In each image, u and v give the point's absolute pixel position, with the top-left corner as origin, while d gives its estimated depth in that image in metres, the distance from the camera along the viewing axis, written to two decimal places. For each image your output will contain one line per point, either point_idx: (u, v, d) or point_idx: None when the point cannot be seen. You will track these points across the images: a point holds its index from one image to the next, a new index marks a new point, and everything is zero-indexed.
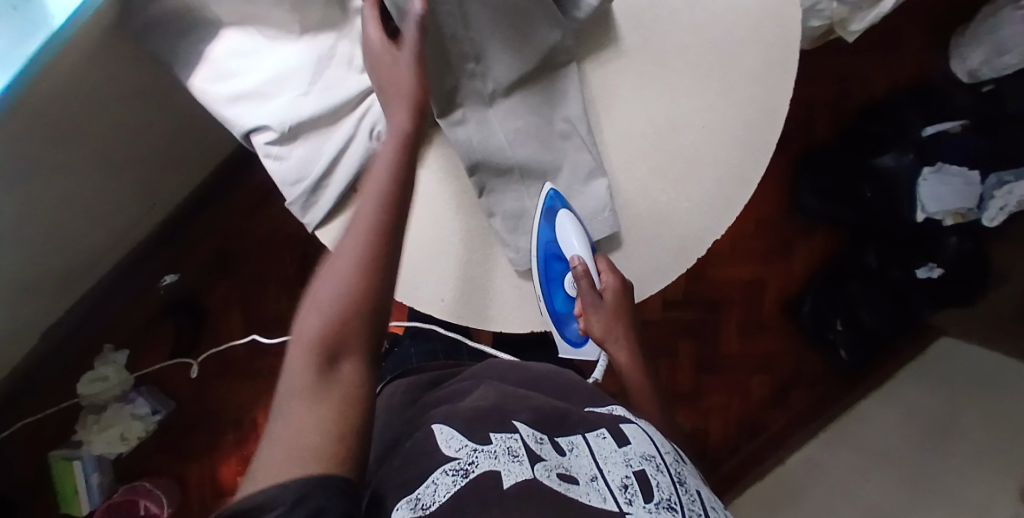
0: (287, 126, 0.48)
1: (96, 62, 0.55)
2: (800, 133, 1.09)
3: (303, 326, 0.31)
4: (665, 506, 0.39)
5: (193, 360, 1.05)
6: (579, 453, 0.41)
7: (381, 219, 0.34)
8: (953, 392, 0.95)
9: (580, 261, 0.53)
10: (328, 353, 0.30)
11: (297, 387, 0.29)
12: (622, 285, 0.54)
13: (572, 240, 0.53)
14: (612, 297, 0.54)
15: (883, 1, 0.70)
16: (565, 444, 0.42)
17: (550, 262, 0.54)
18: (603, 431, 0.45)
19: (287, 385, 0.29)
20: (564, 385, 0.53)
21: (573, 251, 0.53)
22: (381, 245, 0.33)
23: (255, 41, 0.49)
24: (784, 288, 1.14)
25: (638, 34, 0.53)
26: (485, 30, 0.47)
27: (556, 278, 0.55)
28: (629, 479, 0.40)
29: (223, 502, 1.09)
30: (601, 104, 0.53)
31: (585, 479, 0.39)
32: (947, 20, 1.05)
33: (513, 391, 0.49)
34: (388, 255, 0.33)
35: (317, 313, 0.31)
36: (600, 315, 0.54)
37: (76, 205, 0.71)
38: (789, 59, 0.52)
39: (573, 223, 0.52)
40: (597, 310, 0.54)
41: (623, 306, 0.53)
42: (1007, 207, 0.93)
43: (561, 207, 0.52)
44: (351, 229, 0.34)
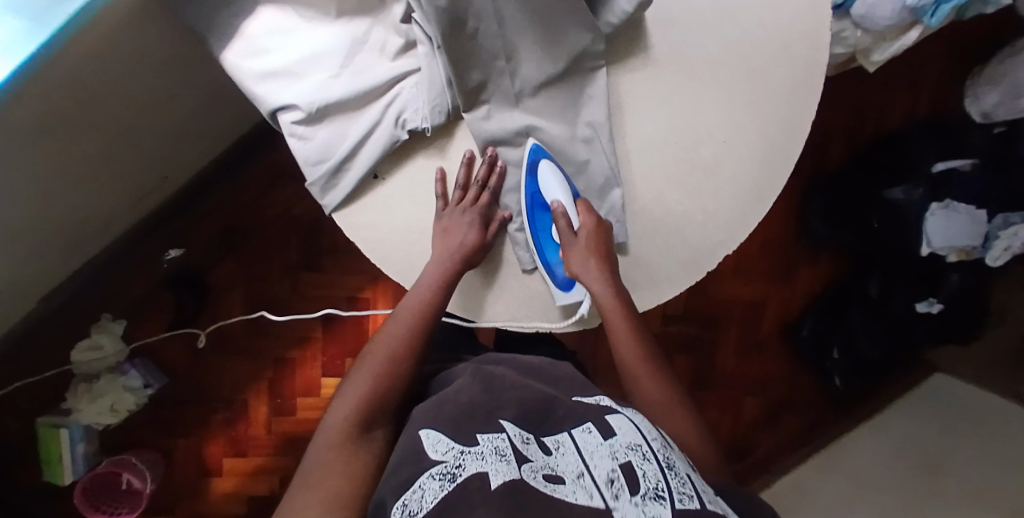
0: (314, 107, 0.48)
1: (127, 27, 0.55)
2: (812, 159, 1.10)
3: (345, 402, 0.44)
4: (652, 496, 0.36)
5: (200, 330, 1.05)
6: (565, 451, 0.41)
7: (409, 335, 0.49)
8: (943, 428, 0.95)
9: (560, 203, 0.51)
10: (361, 424, 0.43)
11: (335, 443, 0.41)
12: (598, 223, 0.51)
13: (552, 188, 0.51)
14: (587, 233, 0.51)
15: (907, 33, 0.71)
16: (551, 444, 0.42)
17: (536, 212, 0.53)
18: (590, 425, 0.43)
19: (328, 440, 0.42)
20: (555, 373, 0.53)
21: (554, 195, 0.51)
22: (406, 356, 0.48)
23: (291, 20, 0.49)
24: (784, 312, 1.14)
25: (669, 44, 0.53)
26: (519, 29, 0.48)
27: (543, 229, 0.54)
28: (615, 473, 0.38)
29: (208, 480, 1.09)
30: (626, 110, 0.53)
31: (571, 477, 0.37)
32: (966, 59, 1.06)
33: (501, 380, 0.48)
34: (411, 363, 0.48)
35: (356, 394, 0.45)
36: (576, 252, 0.51)
37: (90, 172, 0.71)
38: (814, 81, 0.53)
39: (556, 173, 0.51)
40: (573, 248, 0.51)
41: (600, 242, 0.51)
42: (1011, 248, 0.94)
43: (544, 158, 0.51)
44: (389, 338, 0.49)
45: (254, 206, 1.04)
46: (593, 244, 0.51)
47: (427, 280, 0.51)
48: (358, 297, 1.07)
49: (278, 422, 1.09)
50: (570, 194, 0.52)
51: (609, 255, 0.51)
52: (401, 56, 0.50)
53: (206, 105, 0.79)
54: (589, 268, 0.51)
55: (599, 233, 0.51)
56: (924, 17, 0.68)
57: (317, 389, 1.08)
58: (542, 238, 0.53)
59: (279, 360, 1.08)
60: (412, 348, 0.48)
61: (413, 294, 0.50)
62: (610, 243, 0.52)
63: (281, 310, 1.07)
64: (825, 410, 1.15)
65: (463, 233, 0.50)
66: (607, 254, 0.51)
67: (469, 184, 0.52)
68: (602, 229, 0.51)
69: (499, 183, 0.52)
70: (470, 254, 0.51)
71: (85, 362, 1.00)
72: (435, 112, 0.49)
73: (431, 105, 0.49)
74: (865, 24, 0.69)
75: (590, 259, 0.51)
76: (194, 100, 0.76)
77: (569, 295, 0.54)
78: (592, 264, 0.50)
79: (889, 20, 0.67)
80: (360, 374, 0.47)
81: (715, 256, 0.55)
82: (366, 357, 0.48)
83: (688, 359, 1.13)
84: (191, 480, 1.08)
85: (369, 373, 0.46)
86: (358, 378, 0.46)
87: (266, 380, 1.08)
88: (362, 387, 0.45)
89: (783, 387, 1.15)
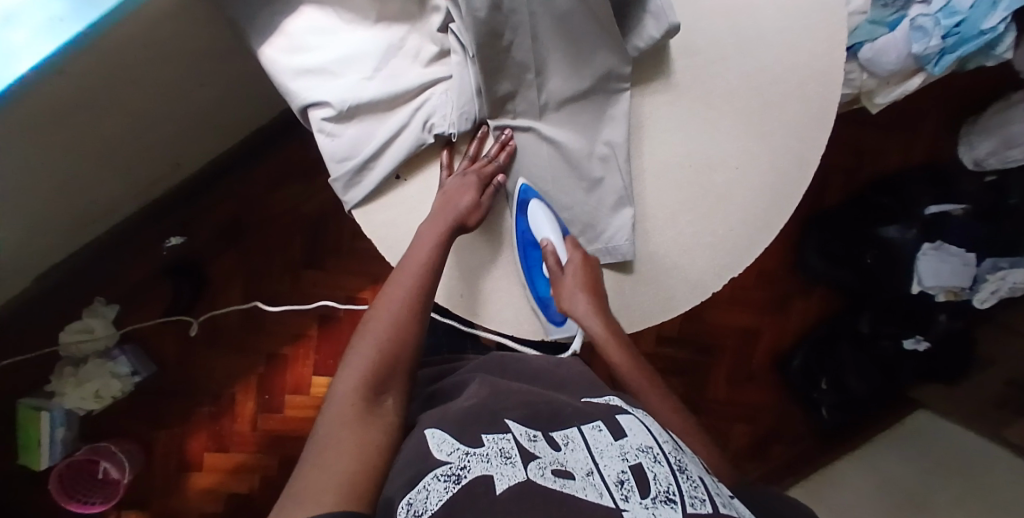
0: (346, 106, 0.49)
1: (166, 16, 0.57)
2: (811, 194, 1.13)
3: (352, 373, 0.44)
4: (663, 500, 0.37)
5: (196, 319, 1.04)
6: (574, 448, 0.41)
7: (411, 303, 0.48)
8: (924, 466, 0.96)
9: (550, 241, 0.54)
10: (371, 395, 0.43)
11: (347, 417, 0.41)
12: (585, 257, 0.54)
13: (542, 228, 0.54)
14: (575, 267, 0.54)
15: (911, 79, 0.73)
16: (559, 440, 0.42)
17: (527, 250, 0.56)
18: (599, 423, 0.44)
19: (338, 414, 0.41)
20: (561, 377, 0.53)
21: (544, 233, 0.54)
22: (408, 325, 0.47)
23: (332, 21, 0.51)
24: (776, 341, 1.16)
25: (690, 72, 0.55)
26: (550, 46, 0.50)
27: (534, 264, 0.57)
28: (625, 474, 0.38)
29: (188, 474, 1.07)
30: (645, 131, 0.55)
31: (580, 474, 0.38)
32: (963, 108, 1.10)
33: (507, 384, 0.49)
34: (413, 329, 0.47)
35: (361, 365, 0.44)
36: (565, 289, 0.53)
37: (103, 155, 0.71)
38: (827, 117, 0.55)
39: (545, 212, 0.54)
40: (562, 284, 0.54)
41: (588, 274, 0.54)
42: (998, 291, 0.96)
43: (533, 197, 0.54)
44: (387, 307, 0.48)
45: (261, 200, 1.05)
46: (580, 281, 0.53)
47: (424, 242, 0.50)
48: (357, 297, 1.07)
49: (265, 419, 1.08)
50: (559, 231, 0.54)
51: (597, 288, 0.54)
52: (434, 63, 0.51)
53: (225, 98, 0.79)
54: (578, 302, 0.53)
55: (586, 266, 0.54)
56: (928, 65, 0.71)
57: (308, 388, 1.08)
58: (535, 274, 0.57)
59: (272, 356, 1.07)
60: (417, 314, 0.48)
61: (413, 260, 0.50)
62: (597, 278, 0.54)
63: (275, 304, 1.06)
64: (810, 441, 1.16)
65: (460, 197, 0.51)
66: (595, 286, 0.54)
67: (478, 157, 0.53)
68: (590, 262, 0.54)
69: (506, 160, 0.53)
70: (464, 216, 0.51)
71: (73, 345, 0.98)
72: (462, 120, 0.51)
73: (459, 113, 0.50)
74: (871, 67, 0.71)
75: (579, 292, 0.53)
76: (214, 92, 0.77)
77: (561, 329, 0.57)
78: (581, 298, 0.53)
79: (895, 65, 0.70)
80: (363, 343, 0.46)
81: (722, 278, 0.56)
82: (372, 321, 0.47)
83: (680, 382, 1.14)
84: (170, 474, 1.07)
85: (376, 339, 0.46)
86: (365, 344, 0.46)
87: (257, 376, 1.08)
88: (366, 359, 0.44)
89: (770, 416, 1.17)
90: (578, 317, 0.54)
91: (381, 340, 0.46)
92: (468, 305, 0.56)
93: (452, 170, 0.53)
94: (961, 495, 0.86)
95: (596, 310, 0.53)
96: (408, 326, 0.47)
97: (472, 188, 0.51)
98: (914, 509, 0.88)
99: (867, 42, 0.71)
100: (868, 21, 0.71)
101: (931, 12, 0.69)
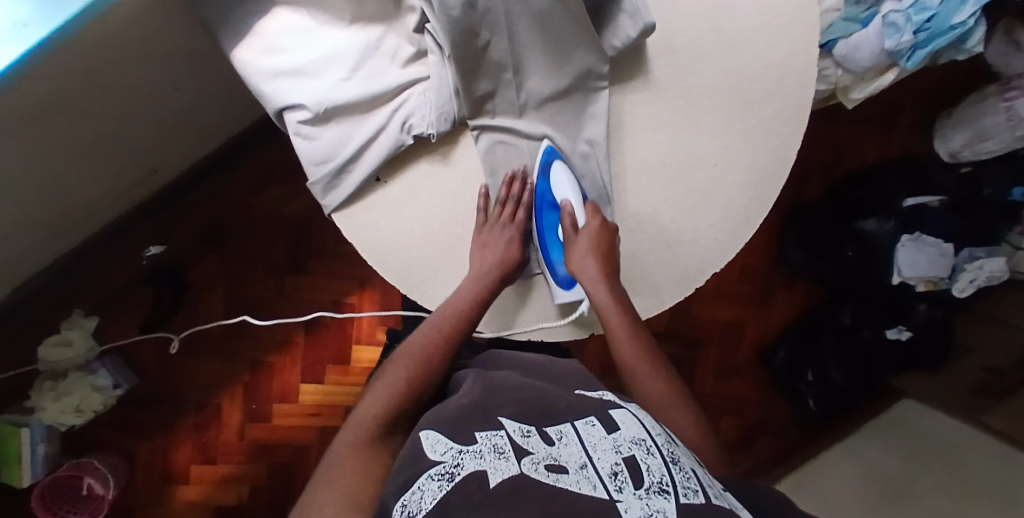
0: (323, 108, 0.49)
1: (139, 19, 0.56)
2: (792, 190, 1.14)
3: (372, 399, 0.47)
4: (656, 490, 0.37)
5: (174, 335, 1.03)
6: (568, 442, 0.41)
7: (440, 339, 0.51)
8: (908, 455, 0.98)
9: (568, 203, 0.54)
10: (383, 421, 0.45)
11: (354, 438, 0.43)
12: (602, 223, 0.53)
13: (563, 186, 0.54)
14: (590, 231, 0.53)
15: (884, 74, 0.74)
16: (554, 435, 0.42)
17: (543, 210, 0.55)
18: (592, 418, 0.45)
19: (348, 435, 0.44)
20: (558, 372, 0.54)
21: (563, 193, 0.54)
22: (431, 359, 0.49)
23: (308, 23, 0.50)
24: (761, 336, 1.17)
25: (668, 70, 0.55)
26: (528, 46, 0.50)
27: (550, 229, 0.56)
28: (619, 466, 0.39)
29: (173, 487, 1.06)
30: (626, 130, 0.55)
31: (574, 467, 0.38)
32: (938, 101, 1.12)
33: (502, 381, 0.50)
34: (435, 363, 0.49)
35: (382, 393, 0.47)
36: (576, 250, 0.53)
37: (77, 164, 0.70)
38: (805, 113, 0.55)
39: (567, 175, 0.53)
40: (574, 245, 0.53)
41: (603, 238, 0.52)
42: (976, 280, 0.99)
43: (556, 160, 0.53)
44: (417, 339, 0.51)
45: (242, 205, 1.04)
46: (593, 243, 0.52)
47: (463, 289, 0.53)
48: (343, 301, 1.07)
49: (251, 428, 1.07)
50: (580, 195, 0.54)
51: (610, 255, 0.52)
52: (412, 63, 0.51)
53: (201, 103, 0.79)
54: (588, 266, 0.52)
55: (603, 232, 0.53)
56: (901, 60, 0.72)
57: (295, 395, 1.07)
58: (548, 238, 0.56)
59: (257, 363, 1.06)
60: (443, 347, 0.50)
61: (448, 301, 0.53)
62: (612, 243, 0.53)
63: (261, 316, 1.05)
64: (795, 432, 1.18)
65: (501, 248, 0.53)
66: (607, 254, 0.52)
67: (506, 200, 0.54)
68: (607, 229, 0.53)
69: (529, 199, 0.54)
70: (506, 267, 0.53)
71: (53, 360, 0.95)
72: (441, 120, 0.50)
73: (438, 113, 0.50)
74: (846, 63, 0.72)
75: (590, 256, 0.52)
76: (189, 98, 0.76)
77: (569, 293, 0.55)
78: (590, 262, 0.52)
79: (869, 61, 0.71)
80: (388, 373, 0.49)
81: (705, 273, 0.56)
82: (399, 357, 0.50)
83: None
84: (154, 485, 1.05)
85: (401, 372, 0.48)
86: (389, 376, 0.48)
87: (242, 384, 1.06)
88: (387, 386, 0.47)
89: (757, 409, 1.18)
90: (586, 282, 0.52)
91: (405, 375, 0.48)
92: None
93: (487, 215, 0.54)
94: (944, 484, 0.87)
95: (604, 278, 0.52)
96: (431, 359, 0.49)
97: (512, 237, 0.54)
98: (901, 499, 0.90)
99: (841, 39, 0.72)
100: (842, 18, 0.72)
101: (902, 8, 0.70)
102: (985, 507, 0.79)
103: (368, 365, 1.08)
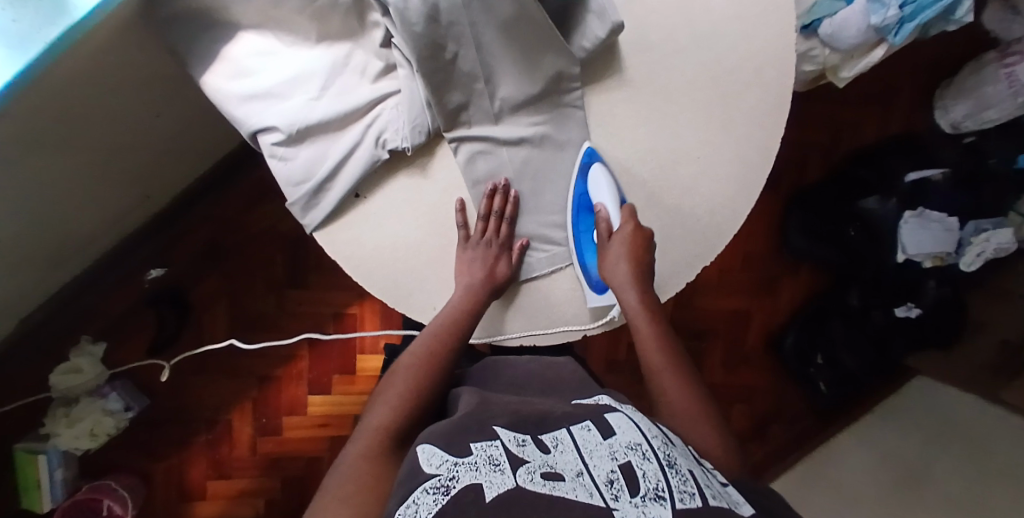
0: (295, 129, 0.49)
1: (111, 50, 0.56)
2: (791, 171, 1.12)
3: (375, 416, 0.48)
4: (652, 497, 0.36)
5: (166, 362, 1.03)
6: (564, 449, 0.41)
7: (437, 351, 0.52)
8: (922, 433, 0.97)
9: (604, 207, 0.53)
10: (385, 437, 0.46)
11: (359, 453, 0.44)
12: (636, 228, 0.53)
13: (601, 192, 0.53)
14: (624, 236, 0.52)
15: (874, 50, 0.72)
16: (549, 442, 0.42)
17: (580, 213, 0.54)
18: (588, 423, 0.44)
19: (352, 450, 0.45)
20: (553, 379, 0.55)
21: (600, 197, 0.53)
22: (428, 373, 0.51)
23: (273, 45, 0.50)
24: (767, 322, 1.16)
25: (643, 67, 0.54)
26: (497, 56, 0.49)
27: (584, 231, 0.55)
28: (614, 474, 0.38)
29: (190, 504, 1.07)
30: (605, 130, 0.54)
31: (570, 475, 0.38)
32: (935, 71, 1.09)
33: (499, 397, 0.50)
34: (432, 377, 0.51)
35: (384, 408, 0.48)
36: (610, 255, 0.52)
37: (70, 194, 0.71)
38: (785, 101, 0.54)
39: (606, 179, 0.53)
40: (607, 251, 0.53)
41: (638, 244, 0.52)
42: (984, 253, 0.96)
43: (596, 161, 0.53)
44: (414, 352, 0.52)
45: (238, 222, 1.04)
46: (626, 248, 0.52)
47: (455, 301, 0.53)
48: (345, 313, 1.07)
49: (264, 442, 1.08)
50: (617, 198, 0.54)
51: (643, 260, 0.52)
52: (382, 78, 0.51)
53: (186, 127, 0.79)
54: (620, 270, 0.52)
55: (636, 237, 0.52)
56: (888, 36, 0.70)
57: (304, 408, 1.08)
58: (583, 239, 0.55)
59: (264, 378, 1.07)
60: (438, 360, 0.51)
61: (443, 311, 0.53)
62: (645, 249, 0.52)
63: (248, 341, 1.06)
64: (808, 417, 1.17)
65: (481, 266, 0.52)
66: (642, 259, 0.52)
67: (489, 215, 0.53)
68: (641, 234, 0.53)
69: (513, 213, 0.53)
70: (492, 285, 0.53)
71: (64, 387, 0.97)
72: (415, 133, 0.50)
73: (411, 126, 0.50)
74: (832, 42, 0.71)
75: (623, 261, 0.52)
76: (174, 123, 0.76)
77: (602, 298, 0.55)
78: (623, 267, 0.52)
79: (855, 39, 0.70)
80: (388, 390, 0.50)
81: (694, 269, 0.56)
82: (399, 369, 0.51)
83: None
84: (172, 503, 1.07)
85: (402, 386, 0.49)
86: (390, 390, 0.50)
87: (251, 400, 1.07)
88: (389, 402, 0.48)
89: (767, 396, 1.17)
90: (617, 285, 0.53)
91: (407, 386, 0.50)
92: None
93: (469, 232, 0.54)
94: (960, 462, 0.86)
95: (635, 282, 0.52)
96: (428, 373, 0.51)
97: (499, 255, 0.53)
98: (920, 478, 0.89)
99: (826, 18, 0.71)
100: None
101: None
102: (1004, 485, 0.78)
103: (373, 374, 1.09)
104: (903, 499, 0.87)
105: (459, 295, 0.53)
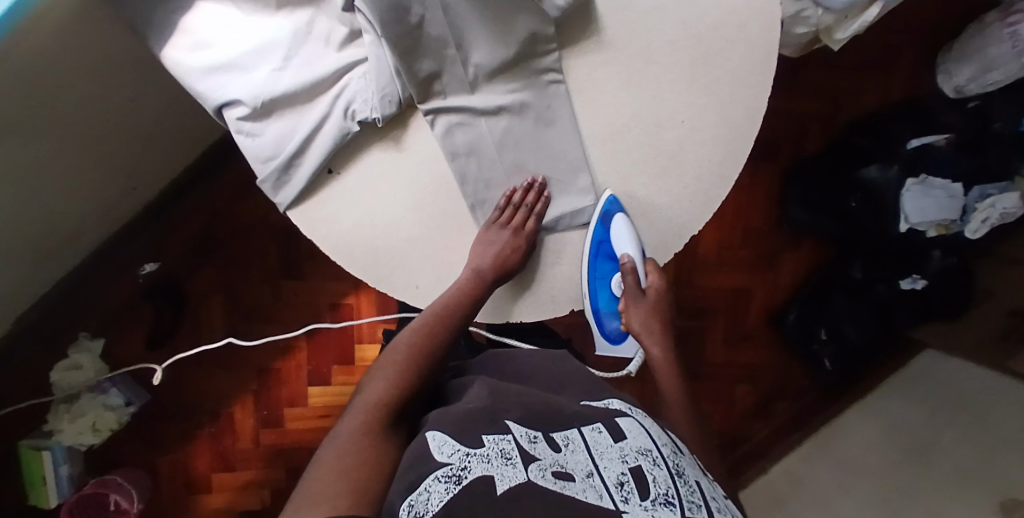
0: (260, 102, 0.48)
1: (73, 24, 0.55)
2: (791, 144, 1.10)
3: (370, 391, 0.44)
4: (662, 502, 0.37)
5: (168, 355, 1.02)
6: (575, 449, 0.40)
7: (434, 331, 0.50)
8: (933, 404, 0.94)
9: (630, 257, 0.54)
10: (383, 412, 0.42)
11: (353, 426, 0.40)
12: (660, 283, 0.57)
13: (626, 243, 0.53)
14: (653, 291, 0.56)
15: (868, 10, 0.70)
16: (560, 440, 0.40)
17: (600, 260, 0.54)
18: (599, 425, 0.43)
19: (347, 424, 0.41)
20: (558, 376, 0.52)
21: (624, 248, 0.54)
22: (424, 350, 0.48)
23: (233, 14, 0.49)
24: (770, 299, 1.14)
25: (623, 27, 0.52)
26: (467, 18, 0.48)
27: (602, 277, 0.56)
28: (625, 476, 0.38)
29: (196, 497, 1.07)
30: (584, 95, 0.53)
31: (581, 475, 0.37)
32: (937, 34, 1.06)
33: (507, 386, 0.47)
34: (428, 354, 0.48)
35: (379, 383, 0.45)
36: (638, 310, 0.56)
37: (53, 182, 0.70)
38: (772, 57, 0.52)
39: (629, 227, 0.53)
40: (639, 305, 0.56)
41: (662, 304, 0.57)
42: (989, 219, 0.94)
43: (617, 211, 0.53)
44: (410, 331, 0.50)
45: (229, 211, 1.03)
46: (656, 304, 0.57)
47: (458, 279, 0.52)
48: (341, 303, 1.06)
49: (265, 433, 1.08)
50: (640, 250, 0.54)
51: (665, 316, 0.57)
52: (348, 45, 0.49)
53: (169, 108, 0.78)
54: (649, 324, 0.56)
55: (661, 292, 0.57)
56: None
57: (303, 398, 1.08)
58: (597, 285, 0.55)
59: (263, 370, 1.07)
60: (434, 339, 0.49)
61: (443, 294, 0.52)
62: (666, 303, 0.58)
63: (248, 334, 1.05)
64: (814, 394, 1.15)
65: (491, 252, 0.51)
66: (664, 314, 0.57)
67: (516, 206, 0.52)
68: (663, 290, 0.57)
69: (544, 208, 0.52)
70: (504, 268, 0.51)
71: (65, 383, 0.97)
72: (385, 103, 0.49)
73: (380, 95, 0.48)
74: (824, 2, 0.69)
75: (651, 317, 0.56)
76: (154, 105, 0.76)
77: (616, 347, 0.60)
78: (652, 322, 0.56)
79: None
80: (382, 369, 0.47)
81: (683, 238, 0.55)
82: (394, 348, 0.48)
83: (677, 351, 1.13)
84: (178, 495, 1.07)
85: (398, 363, 0.47)
86: (384, 368, 0.47)
87: (251, 393, 1.07)
88: (384, 377, 0.45)
89: (772, 374, 1.15)
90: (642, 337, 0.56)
91: (401, 362, 0.47)
92: (424, 295, 0.54)
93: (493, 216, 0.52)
94: (973, 431, 0.84)
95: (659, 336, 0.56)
96: (423, 351, 0.48)
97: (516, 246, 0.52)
98: (927, 448, 0.87)
99: None
100: None
101: None
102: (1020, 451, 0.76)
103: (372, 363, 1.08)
104: (914, 471, 0.85)
105: (461, 277, 0.52)
